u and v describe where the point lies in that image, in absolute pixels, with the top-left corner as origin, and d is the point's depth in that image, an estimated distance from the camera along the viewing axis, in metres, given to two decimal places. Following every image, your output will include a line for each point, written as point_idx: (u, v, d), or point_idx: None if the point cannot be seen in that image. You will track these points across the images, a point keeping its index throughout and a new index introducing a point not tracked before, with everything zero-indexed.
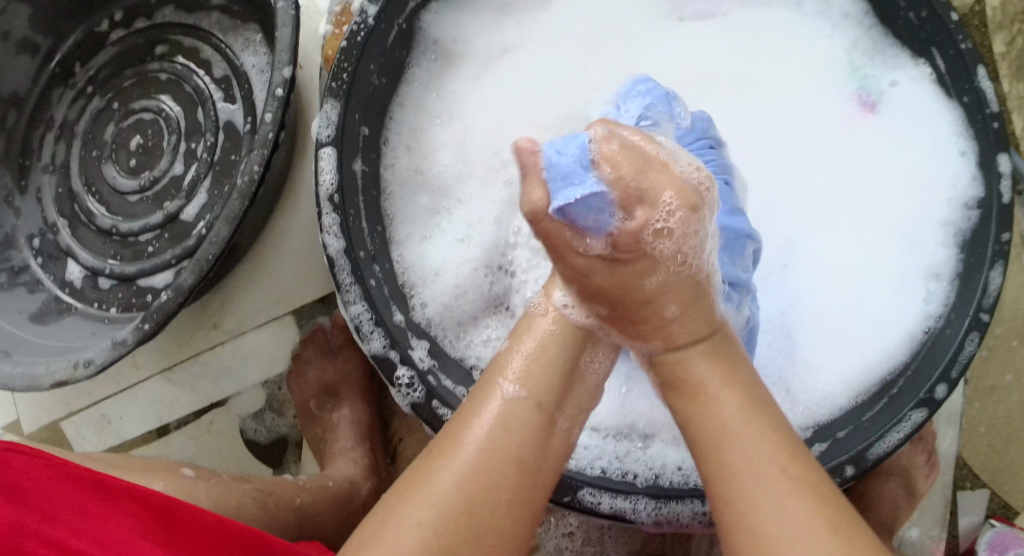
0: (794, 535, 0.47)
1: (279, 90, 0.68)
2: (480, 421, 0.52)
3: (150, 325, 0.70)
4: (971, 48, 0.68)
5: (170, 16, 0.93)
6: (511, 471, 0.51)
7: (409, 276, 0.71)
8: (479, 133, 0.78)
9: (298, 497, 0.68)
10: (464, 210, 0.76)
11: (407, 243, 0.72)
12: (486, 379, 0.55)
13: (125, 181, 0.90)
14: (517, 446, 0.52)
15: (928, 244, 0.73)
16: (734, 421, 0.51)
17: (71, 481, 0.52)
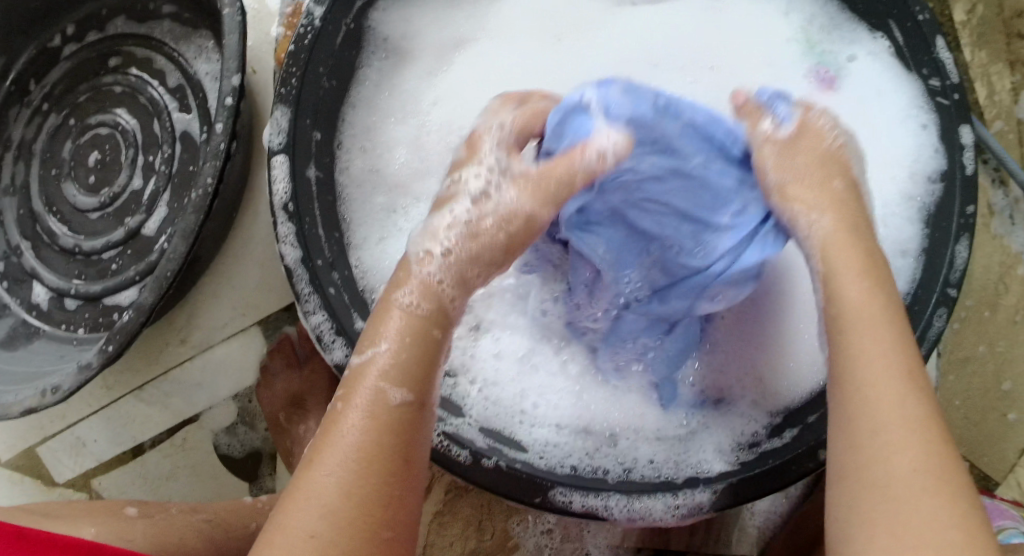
0: (914, 467, 0.46)
1: (227, 99, 0.66)
2: (353, 434, 0.47)
3: (114, 345, 0.69)
4: (929, 19, 0.69)
5: (121, 27, 0.92)
6: (389, 479, 0.47)
7: (368, 281, 0.70)
8: (435, 131, 0.77)
9: (252, 523, 0.68)
10: (422, 208, 0.74)
11: (365, 246, 0.71)
12: (353, 382, 0.49)
13: (85, 199, 0.89)
14: (394, 453, 0.47)
15: (895, 220, 0.71)
16: (874, 320, 0.51)
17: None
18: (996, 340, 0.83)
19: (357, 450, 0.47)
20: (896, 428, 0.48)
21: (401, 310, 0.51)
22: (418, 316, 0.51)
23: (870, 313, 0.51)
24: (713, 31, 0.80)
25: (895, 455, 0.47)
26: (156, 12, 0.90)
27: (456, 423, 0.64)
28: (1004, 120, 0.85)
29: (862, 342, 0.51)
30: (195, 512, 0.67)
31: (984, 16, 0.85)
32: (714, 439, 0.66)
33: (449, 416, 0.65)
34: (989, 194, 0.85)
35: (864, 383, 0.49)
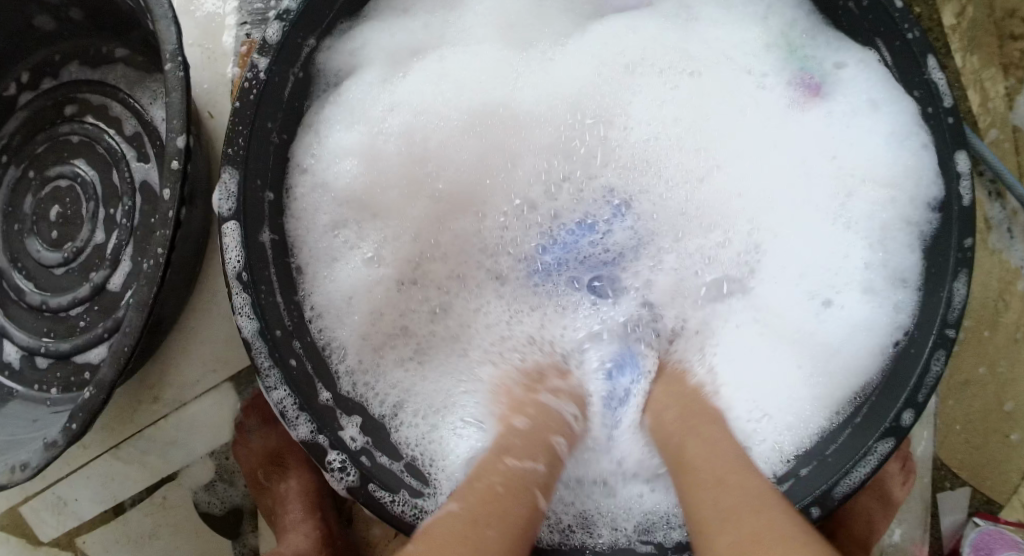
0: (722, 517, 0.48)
1: (173, 162, 0.63)
2: (519, 507, 0.53)
3: (78, 423, 0.67)
4: (918, 37, 0.63)
5: (76, 73, 0.90)
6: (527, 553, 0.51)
7: (320, 316, 0.67)
8: (392, 156, 0.73)
9: None
10: (377, 224, 0.72)
11: (313, 270, 0.68)
12: (518, 471, 0.56)
13: (49, 254, 0.87)
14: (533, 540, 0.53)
15: (894, 246, 0.68)
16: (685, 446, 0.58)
17: None
18: (996, 359, 0.80)
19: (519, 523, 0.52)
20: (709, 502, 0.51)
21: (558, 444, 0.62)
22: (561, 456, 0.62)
23: (713, 433, 0.59)
24: (688, 46, 0.76)
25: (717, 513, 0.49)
26: (109, 57, 0.88)
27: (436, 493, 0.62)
28: (999, 128, 0.80)
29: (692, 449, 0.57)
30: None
31: (975, 19, 0.80)
32: None
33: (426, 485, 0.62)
34: (985, 207, 0.81)
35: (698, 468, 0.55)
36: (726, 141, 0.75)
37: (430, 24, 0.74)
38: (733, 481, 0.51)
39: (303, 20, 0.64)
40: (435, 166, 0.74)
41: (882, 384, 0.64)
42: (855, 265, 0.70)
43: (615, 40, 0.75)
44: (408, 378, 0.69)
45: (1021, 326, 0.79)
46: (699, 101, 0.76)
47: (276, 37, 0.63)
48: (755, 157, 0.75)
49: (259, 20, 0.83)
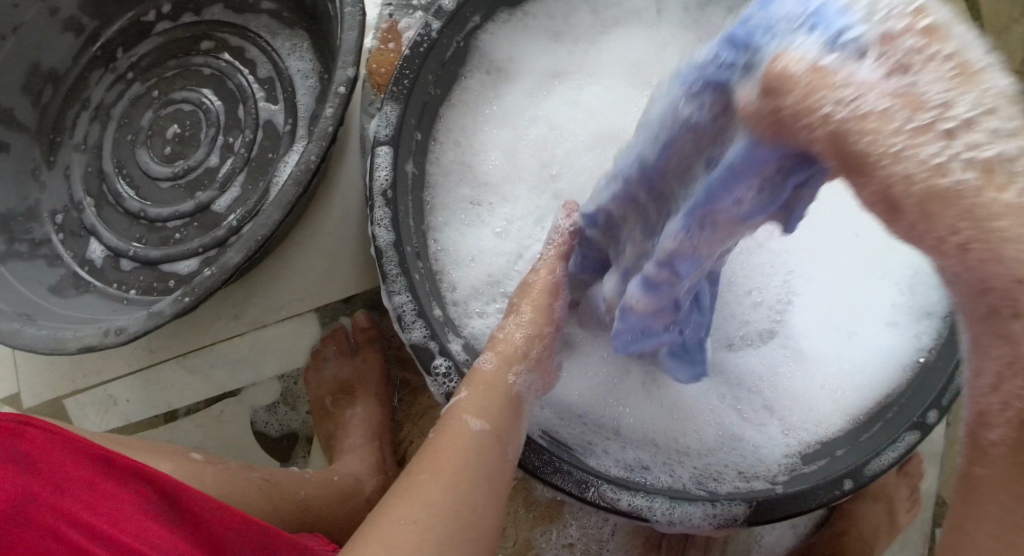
0: None
1: (341, 88, 0.71)
2: (455, 443, 0.57)
3: (191, 298, 0.71)
4: None
5: (218, 15, 0.97)
6: (482, 479, 0.56)
7: (441, 260, 0.73)
8: (528, 157, 0.79)
9: (301, 491, 0.72)
10: (509, 207, 0.77)
11: (445, 230, 0.74)
12: (451, 413, 0.60)
13: (158, 167, 0.92)
14: (487, 463, 0.57)
15: (924, 285, 0.74)
16: None
17: (83, 455, 0.54)
18: None
19: (462, 469, 0.56)
20: None
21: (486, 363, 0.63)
22: (490, 371, 0.63)
23: None
24: None
25: None
26: (254, 7, 0.96)
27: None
28: None
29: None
30: (252, 470, 0.70)
31: None
32: (746, 463, 0.69)
33: None
34: None
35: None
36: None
37: (573, 51, 0.82)
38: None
39: None
40: (562, 158, 0.79)
41: (911, 388, 0.68)
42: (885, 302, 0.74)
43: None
44: None
45: None
46: None
47: (451, 6, 0.72)
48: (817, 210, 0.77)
49: (403, 5, 0.89)
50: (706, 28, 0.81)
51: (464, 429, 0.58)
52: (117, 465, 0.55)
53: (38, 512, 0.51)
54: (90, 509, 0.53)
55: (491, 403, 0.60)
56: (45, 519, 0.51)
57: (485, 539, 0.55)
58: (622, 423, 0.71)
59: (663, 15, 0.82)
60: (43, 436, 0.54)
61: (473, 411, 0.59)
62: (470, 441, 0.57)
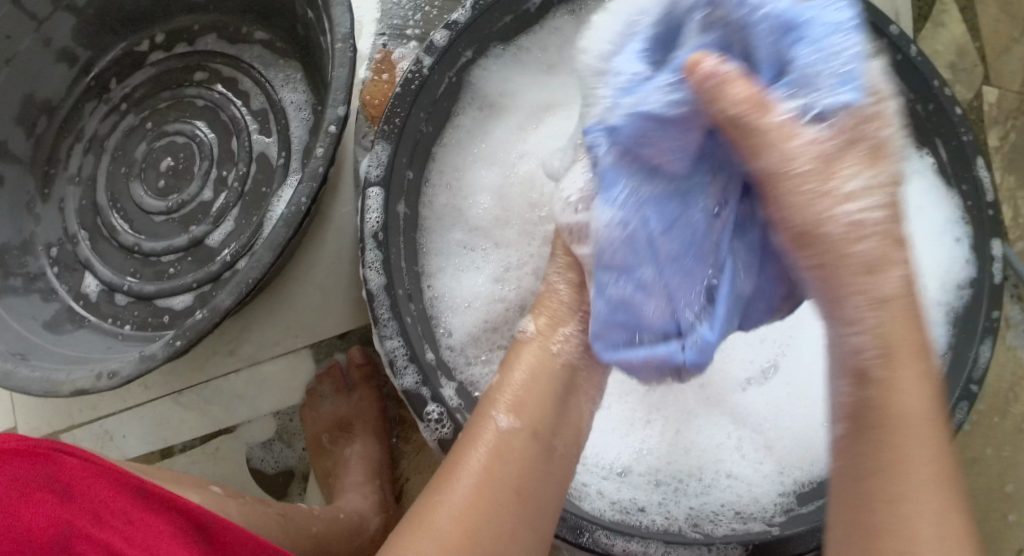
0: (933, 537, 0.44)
1: (331, 127, 0.70)
2: (479, 454, 0.57)
3: (182, 341, 0.71)
4: (971, 140, 0.72)
5: (211, 45, 0.96)
6: (509, 496, 0.55)
7: (436, 305, 0.72)
8: (515, 194, 0.76)
9: (314, 526, 0.72)
10: (501, 252, 0.75)
11: (439, 273, 0.73)
12: (481, 415, 0.59)
13: (152, 201, 0.92)
14: (515, 475, 0.56)
15: (923, 322, 0.74)
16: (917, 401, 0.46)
17: (120, 484, 0.57)
18: (1002, 444, 0.88)
19: (486, 481, 0.55)
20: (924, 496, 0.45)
21: (530, 355, 0.61)
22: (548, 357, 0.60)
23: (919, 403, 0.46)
24: None
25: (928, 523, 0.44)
26: (248, 38, 0.95)
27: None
28: None
29: (891, 441, 0.46)
30: (267, 504, 0.71)
31: (1015, 144, 0.93)
32: (743, 502, 0.69)
33: None
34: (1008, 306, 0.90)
35: (895, 489, 0.45)
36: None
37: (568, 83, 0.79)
38: (930, 510, 0.45)
39: (468, 33, 0.71)
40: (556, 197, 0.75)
41: None
42: None
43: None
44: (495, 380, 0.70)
45: None
46: None
47: (442, 42, 0.70)
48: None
49: (397, 34, 0.88)
50: None
51: (491, 432, 0.57)
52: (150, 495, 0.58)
53: (74, 542, 0.53)
54: (124, 538, 0.55)
55: (527, 402, 0.58)
56: (81, 547, 0.53)
57: (522, 544, 0.55)
58: (631, 467, 0.71)
59: None
60: (81, 464, 0.57)
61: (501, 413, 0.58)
62: (498, 446, 0.57)
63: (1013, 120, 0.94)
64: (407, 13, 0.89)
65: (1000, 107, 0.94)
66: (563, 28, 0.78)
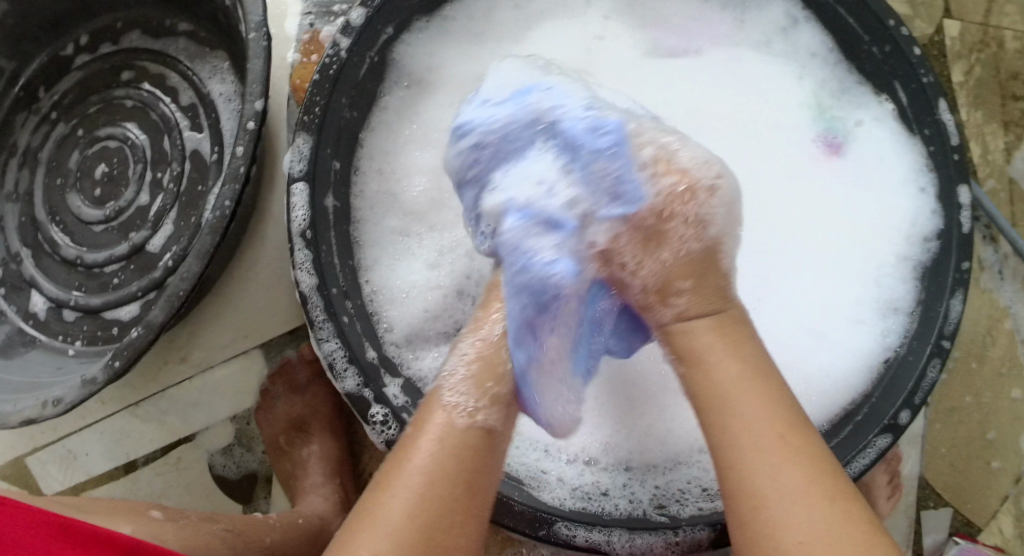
0: (784, 493, 0.49)
1: (249, 123, 0.67)
2: (429, 442, 0.53)
3: (120, 362, 0.69)
4: (933, 81, 0.66)
5: (136, 41, 0.93)
6: (462, 486, 0.52)
7: (375, 300, 0.69)
8: None
9: (269, 536, 0.69)
10: (437, 237, 0.72)
11: (376, 267, 0.70)
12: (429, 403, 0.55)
13: (91, 211, 0.89)
14: (467, 463, 0.53)
15: (888, 278, 0.70)
16: (733, 381, 0.53)
17: (29, 521, 0.53)
18: (982, 390, 0.86)
19: (439, 478, 0.51)
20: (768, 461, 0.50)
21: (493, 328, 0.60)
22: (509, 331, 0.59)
23: (734, 379, 0.53)
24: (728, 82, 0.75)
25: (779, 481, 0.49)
26: (171, 30, 0.91)
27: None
28: (996, 178, 0.89)
29: (732, 417, 0.52)
30: (213, 522, 0.67)
31: (980, 78, 0.90)
32: (709, 478, 0.66)
33: None
34: (980, 248, 0.88)
35: (738, 457, 0.51)
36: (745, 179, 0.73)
37: (496, 52, 0.75)
38: (776, 463, 0.50)
39: (385, 8, 0.67)
40: None
41: (879, 386, 0.65)
42: (852, 300, 0.71)
43: (674, 79, 0.76)
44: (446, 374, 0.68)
45: (1005, 360, 0.86)
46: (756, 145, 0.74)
47: (359, 20, 0.66)
48: (771, 205, 0.73)
49: (324, 11, 0.84)
50: (640, 13, 0.76)
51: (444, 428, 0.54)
52: (65, 530, 0.54)
53: None
54: None
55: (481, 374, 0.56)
56: None
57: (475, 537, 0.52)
58: (598, 458, 0.67)
59: (590, 2, 0.76)
60: None
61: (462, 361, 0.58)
62: (447, 439, 0.53)
63: (977, 53, 0.90)
64: None
65: (963, 41, 0.90)
66: None
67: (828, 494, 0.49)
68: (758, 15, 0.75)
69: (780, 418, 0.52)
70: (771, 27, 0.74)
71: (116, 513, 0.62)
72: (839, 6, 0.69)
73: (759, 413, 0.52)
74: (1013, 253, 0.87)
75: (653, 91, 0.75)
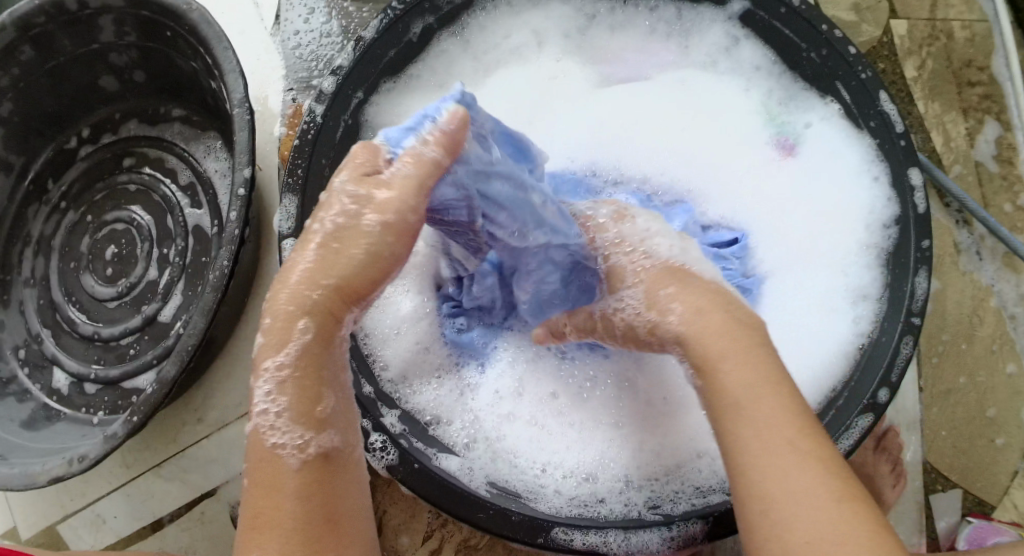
0: (807, 522, 0.47)
1: (240, 190, 0.72)
2: (283, 497, 0.52)
3: (139, 416, 0.73)
4: (872, 76, 0.70)
5: (134, 129, 0.99)
6: (325, 528, 0.52)
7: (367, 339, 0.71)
8: None
9: None
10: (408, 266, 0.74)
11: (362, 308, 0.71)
12: (261, 454, 0.53)
13: (103, 289, 0.94)
14: (325, 501, 0.52)
15: (854, 266, 0.72)
16: (739, 389, 0.52)
17: None
18: (975, 370, 0.87)
19: (297, 526, 0.51)
20: (778, 484, 0.49)
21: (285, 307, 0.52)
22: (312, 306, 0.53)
23: (746, 386, 0.52)
24: (684, 99, 0.80)
25: (795, 512, 0.48)
26: (166, 116, 0.98)
27: (465, 460, 0.68)
28: (962, 163, 0.92)
29: (741, 434, 0.51)
30: None
31: (933, 70, 0.93)
32: (702, 477, 0.68)
33: (473, 469, 0.67)
34: (955, 233, 0.90)
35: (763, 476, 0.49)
36: (701, 187, 0.79)
37: None
38: (793, 487, 0.48)
39: (353, 74, 0.72)
40: None
41: (856, 369, 0.67)
42: (825, 289, 0.73)
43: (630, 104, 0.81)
44: (444, 403, 0.71)
45: (994, 338, 0.88)
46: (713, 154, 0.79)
47: (330, 86, 0.71)
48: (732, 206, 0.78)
49: (304, 86, 0.90)
50: (591, 50, 0.82)
51: (283, 473, 0.52)
52: None
53: None
54: None
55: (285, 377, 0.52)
56: None
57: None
58: (598, 472, 0.69)
59: (543, 48, 0.82)
60: None
61: (269, 387, 0.52)
62: (282, 482, 0.52)
63: (927, 47, 0.94)
64: (312, 64, 0.90)
65: (911, 37, 0.94)
66: (449, 50, 0.79)
67: (847, 505, 0.48)
68: (701, 37, 0.79)
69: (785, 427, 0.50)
70: (715, 47, 0.79)
71: None
72: (774, 19, 0.73)
73: (765, 425, 0.50)
74: (987, 233, 0.90)
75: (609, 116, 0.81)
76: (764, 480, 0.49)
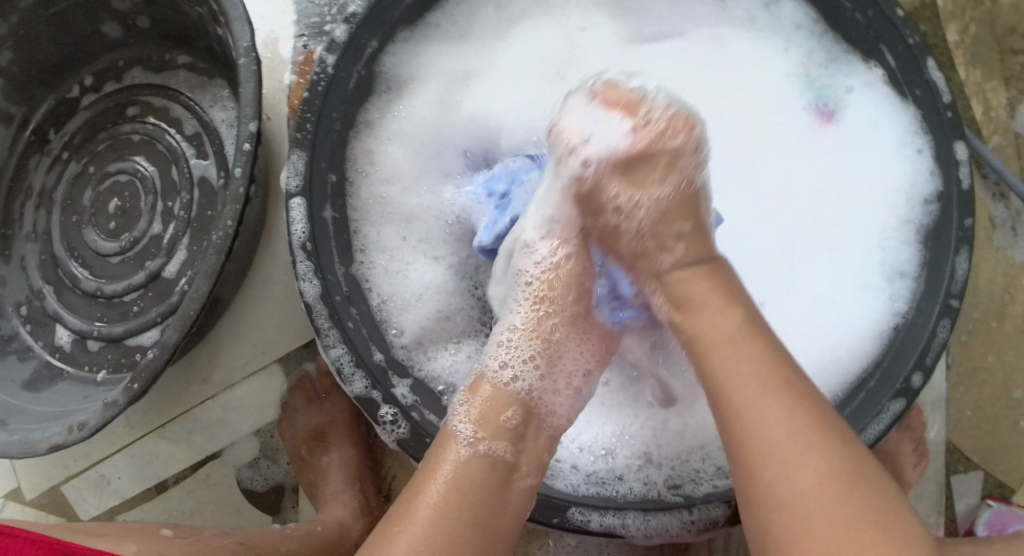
0: (813, 467, 0.49)
1: (245, 145, 0.69)
2: (494, 509, 0.56)
3: (139, 383, 0.70)
4: (920, 41, 0.66)
5: (138, 77, 0.96)
6: (468, 531, 0.54)
7: (385, 307, 0.70)
8: (452, 161, 0.76)
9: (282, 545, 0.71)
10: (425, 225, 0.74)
11: (378, 276, 0.70)
12: (441, 446, 0.58)
13: (107, 243, 0.92)
14: (476, 506, 0.55)
15: (891, 243, 0.70)
16: (720, 331, 0.55)
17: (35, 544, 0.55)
18: (1005, 350, 0.84)
19: (446, 513, 0.54)
20: (783, 424, 0.51)
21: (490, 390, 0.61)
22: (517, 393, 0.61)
23: (726, 328, 0.55)
24: (716, 59, 0.77)
25: (806, 459, 0.50)
26: (171, 63, 0.94)
27: None
28: (1001, 133, 0.88)
29: (735, 373, 0.53)
30: (227, 537, 0.69)
31: (976, 35, 0.88)
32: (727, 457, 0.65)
33: None
34: (990, 206, 0.86)
35: (740, 400, 0.52)
36: (731, 157, 0.76)
37: (481, 49, 0.77)
38: (801, 449, 0.50)
39: (367, 21, 0.68)
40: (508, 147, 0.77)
41: (890, 352, 0.66)
42: (856, 266, 0.71)
43: (655, 62, 0.77)
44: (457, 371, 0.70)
45: None
46: (746, 120, 0.76)
47: (343, 36, 0.67)
48: (759, 183, 0.75)
49: (315, 32, 0.86)
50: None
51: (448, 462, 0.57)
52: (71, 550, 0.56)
53: None
54: None
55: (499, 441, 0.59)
56: None
57: None
58: (615, 447, 0.67)
59: None
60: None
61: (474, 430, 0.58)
62: (460, 475, 0.56)
63: (970, 9, 0.88)
64: (324, 9, 0.86)
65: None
66: None
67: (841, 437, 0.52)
68: None
69: (774, 376, 0.53)
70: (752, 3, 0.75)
71: (128, 535, 0.64)
72: None
73: (748, 365, 0.53)
74: None
75: (637, 77, 0.77)
76: (761, 420, 0.51)
